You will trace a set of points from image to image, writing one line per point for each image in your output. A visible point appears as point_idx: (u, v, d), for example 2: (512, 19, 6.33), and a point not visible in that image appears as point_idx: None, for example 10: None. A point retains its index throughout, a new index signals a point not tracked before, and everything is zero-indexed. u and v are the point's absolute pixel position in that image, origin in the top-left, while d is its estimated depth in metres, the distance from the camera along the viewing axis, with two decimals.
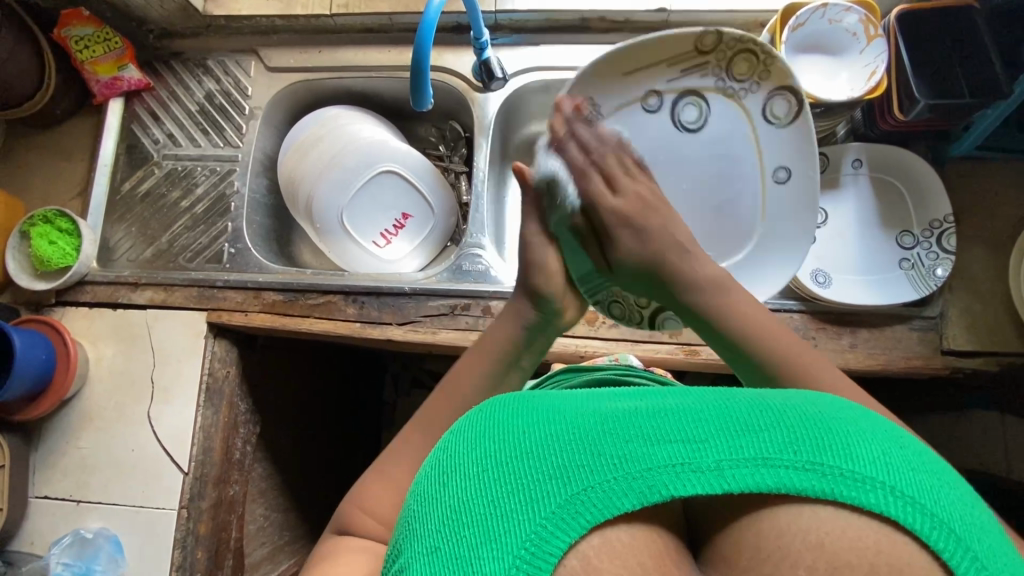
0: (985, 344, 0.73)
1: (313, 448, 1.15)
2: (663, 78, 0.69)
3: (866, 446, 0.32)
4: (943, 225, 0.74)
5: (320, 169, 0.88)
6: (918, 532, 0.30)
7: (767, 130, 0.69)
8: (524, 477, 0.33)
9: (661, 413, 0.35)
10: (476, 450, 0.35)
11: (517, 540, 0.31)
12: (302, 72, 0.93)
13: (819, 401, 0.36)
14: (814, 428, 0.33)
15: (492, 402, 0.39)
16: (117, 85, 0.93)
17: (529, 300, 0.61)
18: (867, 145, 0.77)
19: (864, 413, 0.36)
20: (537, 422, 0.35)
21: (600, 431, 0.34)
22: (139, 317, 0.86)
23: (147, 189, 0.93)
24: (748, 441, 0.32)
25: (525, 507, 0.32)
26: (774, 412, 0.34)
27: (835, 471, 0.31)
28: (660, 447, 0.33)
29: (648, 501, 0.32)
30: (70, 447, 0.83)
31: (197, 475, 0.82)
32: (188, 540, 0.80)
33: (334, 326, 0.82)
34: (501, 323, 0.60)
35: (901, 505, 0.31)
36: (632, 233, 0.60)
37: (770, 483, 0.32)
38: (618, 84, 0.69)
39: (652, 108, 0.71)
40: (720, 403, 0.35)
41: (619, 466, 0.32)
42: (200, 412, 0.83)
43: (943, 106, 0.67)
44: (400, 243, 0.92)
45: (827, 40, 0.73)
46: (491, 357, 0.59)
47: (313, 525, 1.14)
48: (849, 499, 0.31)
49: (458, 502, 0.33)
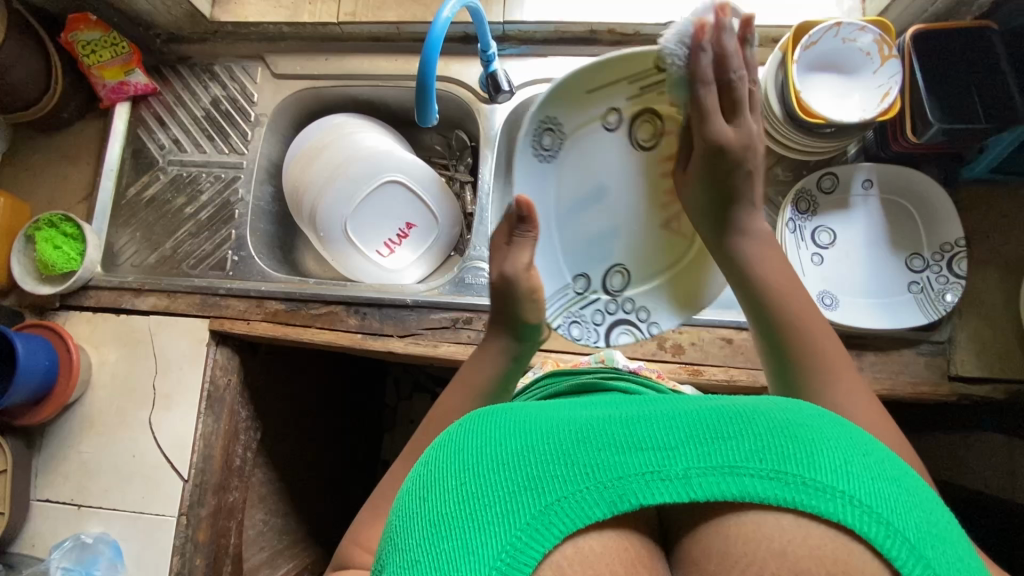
0: (993, 370, 0.72)
1: (314, 452, 1.15)
2: (622, 96, 0.77)
3: (829, 452, 0.32)
4: (954, 249, 0.72)
5: (324, 178, 0.88)
6: (872, 540, 0.30)
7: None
8: (497, 487, 0.32)
9: (636, 420, 0.34)
10: (454, 460, 0.34)
11: (493, 551, 0.30)
12: (309, 79, 0.93)
13: (786, 405, 0.36)
14: (781, 436, 0.32)
15: (473, 414, 0.38)
16: (124, 90, 0.92)
17: (516, 333, 0.63)
18: (878, 165, 0.76)
19: (828, 418, 0.36)
20: (513, 432, 0.35)
21: (574, 440, 0.33)
22: (142, 324, 0.86)
23: (152, 195, 0.94)
24: (716, 448, 0.32)
25: (499, 519, 0.31)
26: (743, 418, 0.34)
27: (797, 479, 0.31)
28: (632, 455, 0.32)
29: (619, 510, 0.32)
30: (72, 451, 0.84)
31: (198, 482, 0.82)
32: (187, 547, 0.81)
33: (335, 337, 0.82)
34: (489, 360, 0.62)
35: (859, 513, 0.31)
36: (732, 165, 0.63)
37: (735, 491, 0.32)
38: (576, 104, 0.77)
39: (611, 126, 0.79)
40: (692, 409, 0.35)
41: (591, 475, 0.32)
42: (201, 419, 0.83)
43: (959, 131, 0.65)
44: (404, 252, 0.92)
45: (839, 59, 0.72)
46: (477, 393, 0.61)
47: (314, 530, 1.15)
48: (810, 507, 0.31)
49: (436, 515, 0.32)
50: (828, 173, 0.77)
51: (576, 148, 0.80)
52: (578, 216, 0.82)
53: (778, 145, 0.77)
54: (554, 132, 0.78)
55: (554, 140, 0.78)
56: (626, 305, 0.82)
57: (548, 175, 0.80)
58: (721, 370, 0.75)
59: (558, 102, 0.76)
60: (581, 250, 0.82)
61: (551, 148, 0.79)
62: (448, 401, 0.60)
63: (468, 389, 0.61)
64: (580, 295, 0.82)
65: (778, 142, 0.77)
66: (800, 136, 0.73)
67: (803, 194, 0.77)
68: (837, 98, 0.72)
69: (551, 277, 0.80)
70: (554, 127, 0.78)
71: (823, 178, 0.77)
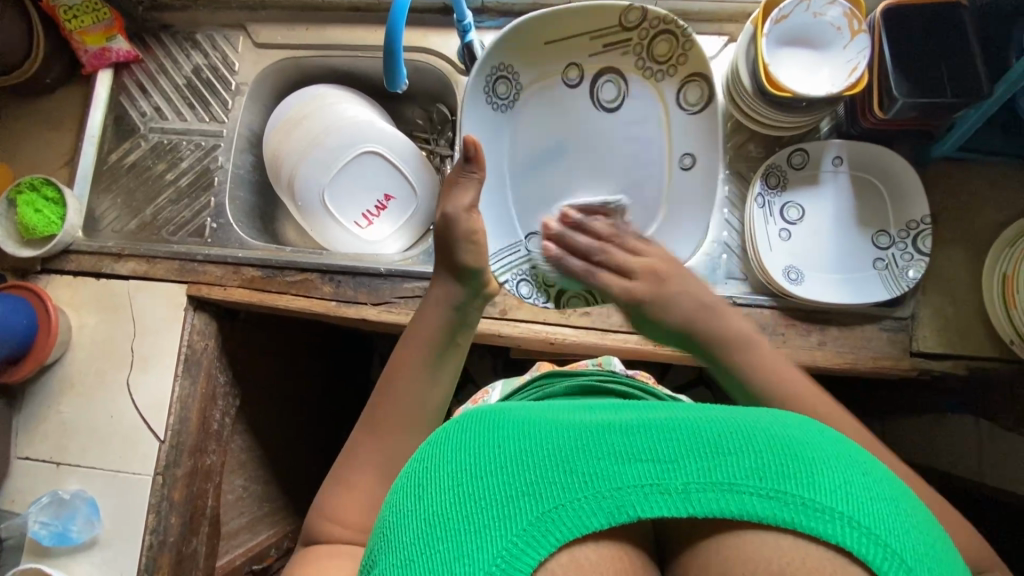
0: (953, 346, 0.73)
1: (295, 422, 1.17)
2: (584, 52, 0.83)
3: (828, 474, 0.36)
4: (920, 226, 0.73)
5: (303, 147, 0.89)
6: (871, 563, 0.33)
7: (677, 112, 0.82)
8: (496, 491, 0.35)
9: (635, 431, 0.38)
10: (452, 463, 0.38)
11: (488, 556, 0.33)
12: (289, 49, 0.93)
13: (789, 424, 0.39)
14: (780, 455, 0.36)
15: (471, 417, 0.42)
16: (106, 56, 0.93)
17: (451, 278, 0.66)
18: (849, 142, 0.76)
19: (832, 441, 0.39)
20: (513, 437, 0.38)
21: (575, 449, 0.37)
22: (122, 288, 0.87)
23: (133, 161, 0.94)
24: (716, 465, 0.35)
25: (497, 524, 0.34)
26: (744, 436, 0.37)
27: (798, 499, 0.34)
28: (630, 466, 0.36)
29: (616, 521, 0.35)
30: (51, 411, 0.85)
31: (174, 443, 0.84)
32: (162, 505, 0.83)
33: (310, 304, 0.83)
34: (433, 311, 0.64)
35: (859, 536, 0.33)
36: (655, 307, 0.63)
37: (734, 508, 0.35)
38: (536, 55, 0.83)
39: (572, 82, 0.85)
40: (691, 423, 0.38)
41: (589, 484, 0.35)
42: (178, 381, 0.85)
43: (925, 104, 0.66)
44: (383, 225, 0.91)
45: (810, 34, 0.72)
46: (427, 343, 0.62)
47: (294, 499, 1.17)
48: (809, 529, 0.34)
49: (433, 517, 0.36)
50: (799, 149, 0.77)
51: (533, 97, 0.85)
52: (535, 171, 0.86)
53: (750, 122, 0.77)
54: (509, 81, 0.83)
55: (509, 88, 0.83)
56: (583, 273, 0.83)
57: (502, 126, 0.85)
58: None
59: (512, 52, 0.81)
60: (533, 207, 0.86)
61: (507, 96, 0.84)
62: (403, 355, 0.62)
63: (417, 336, 0.62)
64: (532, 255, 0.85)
65: (747, 116, 0.77)
66: (769, 111, 0.73)
67: (773, 169, 0.78)
68: (806, 70, 0.72)
69: (502, 233, 0.84)
70: (510, 76, 0.83)
71: (793, 154, 0.77)
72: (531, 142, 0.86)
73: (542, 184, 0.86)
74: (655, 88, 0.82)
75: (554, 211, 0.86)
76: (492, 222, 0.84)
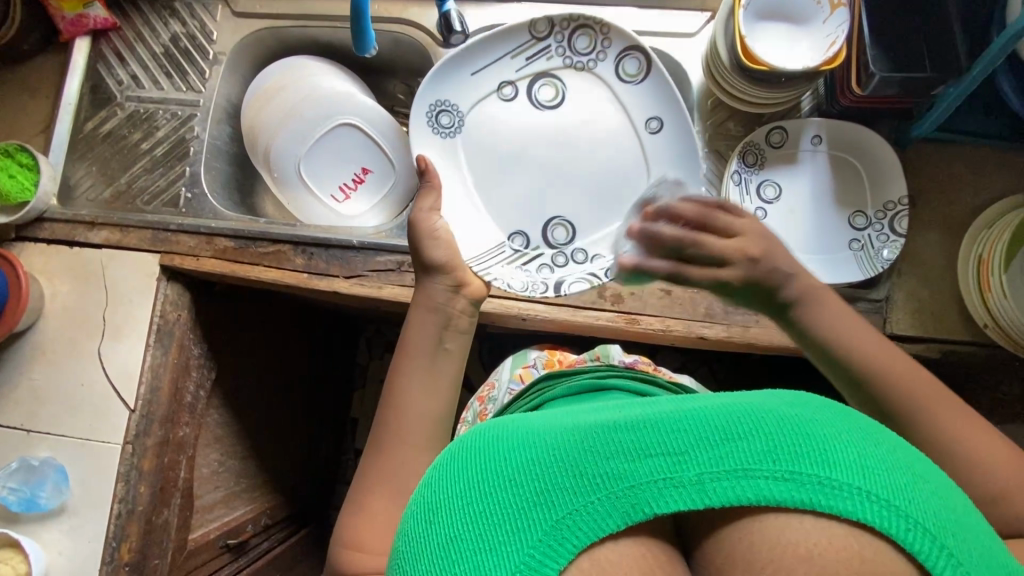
0: (928, 330, 0.72)
1: (276, 400, 1.16)
2: (511, 69, 0.81)
3: (843, 451, 0.35)
4: (897, 208, 0.72)
5: (280, 118, 0.89)
6: (895, 536, 0.33)
7: (621, 86, 0.79)
8: (509, 505, 0.35)
9: (640, 425, 0.37)
10: (461, 483, 0.38)
11: (507, 570, 0.33)
12: (267, 18, 0.92)
13: (799, 402, 0.38)
14: (791, 435, 0.35)
15: (476, 433, 0.42)
16: (83, 23, 0.92)
17: (426, 278, 0.68)
18: (828, 121, 0.75)
19: (840, 412, 0.38)
20: (520, 450, 0.38)
21: (583, 452, 0.36)
22: (94, 256, 0.87)
23: (109, 130, 0.94)
24: (726, 452, 0.34)
25: (512, 538, 0.34)
26: (752, 420, 0.36)
27: (814, 479, 0.34)
28: (641, 463, 0.35)
29: (632, 520, 0.34)
30: (22, 378, 0.85)
31: (145, 412, 0.84)
32: (131, 474, 0.82)
33: (281, 276, 0.83)
34: (416, 315, 0.66)
35: (879, 510, 0.33)
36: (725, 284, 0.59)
37: (751, 495, 0.34)
38: (467, 83, 0.81)
39: (509, 96, 0.81)
40: (697, 411, 0.37)
41: (602, 487, 0.35)
42: (150, 351, 0.84)
43: (902, 80, 0.65)
44: (359, 199, 0.90)
45: (790, 8, 0.71)
46: (414, 357, 0.63)
47: (273, 476, 1.17)
48: (829, 508, 0.33)
49: (448, 540, 0.36)
50: (778, 127, 0.76)
51: (478, 120, 0.81)
52: (498, 181, 0.81)
53: (732, 101, 0.76)
54: (450, 111, 0.81)
55: (451, 117, 0.81)
56: (580, 255, 0.79)
57: (452, 150, 0.81)
58: (657, 322, 0.75)
59: (444, 85, 0.80)
60: (514, 211, 0.81)
61: (452, 126, 0.81)
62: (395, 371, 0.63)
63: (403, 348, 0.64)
64: (520, 253, 0.80)
65: (727, 94, 0.75)
66: (749, 87, 0.72)
67: (750, 147, 0.76)
68: (787, 44, 0.70)
69: (480, 237, 0.79)
70: (451, 107, 0.81)
71: (771, 132, 0.76)
72: (487, 153, 0.81)
73: (513, 188, 0.81)
74: (593, 75, 0.80)
75: (536, 212, 0.80)
76: (466, 229, 0.79)
